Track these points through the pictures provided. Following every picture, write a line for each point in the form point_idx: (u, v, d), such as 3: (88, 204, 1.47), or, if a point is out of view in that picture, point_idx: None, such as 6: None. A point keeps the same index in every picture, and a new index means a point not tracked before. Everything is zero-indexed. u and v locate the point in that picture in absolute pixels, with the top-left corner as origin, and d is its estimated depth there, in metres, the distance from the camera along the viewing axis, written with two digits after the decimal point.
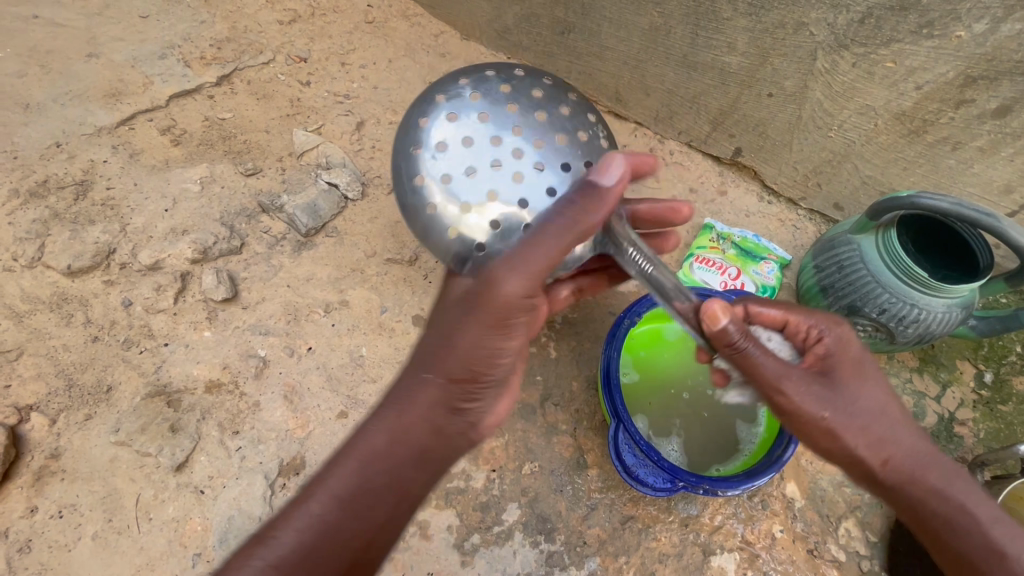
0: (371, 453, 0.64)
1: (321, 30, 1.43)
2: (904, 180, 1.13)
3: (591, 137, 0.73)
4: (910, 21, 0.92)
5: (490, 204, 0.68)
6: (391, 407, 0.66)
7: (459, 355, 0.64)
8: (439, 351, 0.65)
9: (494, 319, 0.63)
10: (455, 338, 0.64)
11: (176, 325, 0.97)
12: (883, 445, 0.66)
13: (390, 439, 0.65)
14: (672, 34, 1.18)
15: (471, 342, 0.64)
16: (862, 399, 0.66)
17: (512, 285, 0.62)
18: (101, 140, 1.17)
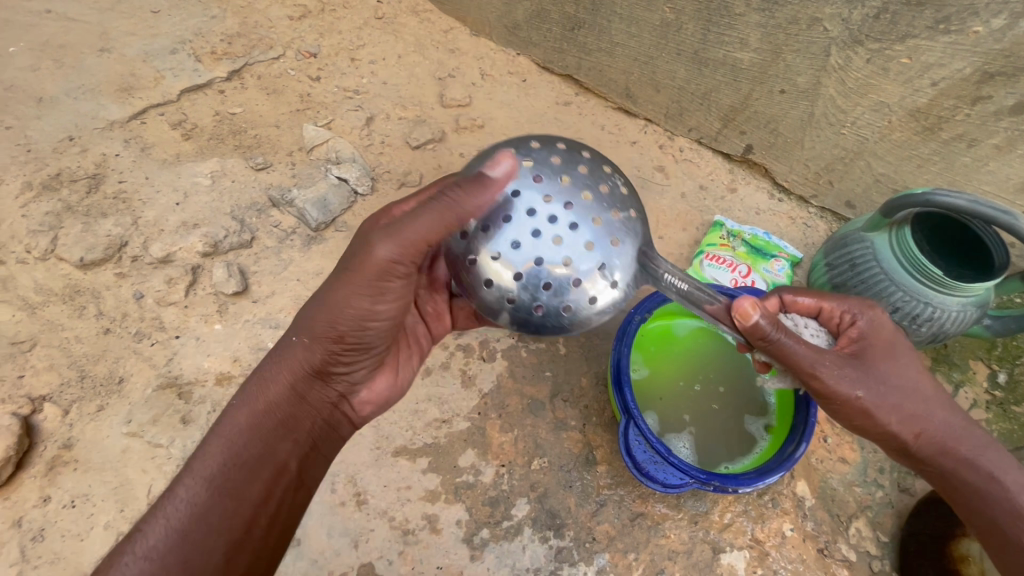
0: (241, 418, 0.65)
1: (331, 25, 1.44)
2: (918, 178, 1.12)
3: (615, 184, 0.60)
4: (926, 16, 0.92)
5: (542, 269, 0.56)
6: (263, 378, 0.66)
7: (323, 315, 0.62)
8: (309, 317, 0.64)
9: (358, 280, 0.59)
10: (328, 301, 0.61)
11: (187, 318, 0.97)
12: (916, 420, 0.68)
13: (263, 404, 0.66)
14: (684, 30, 1.17)
15: (335, 302, 0.61)
16: (894, 379, 0.67)
17: (379, 255, 0.57)
18: (113, 134, 1.18)
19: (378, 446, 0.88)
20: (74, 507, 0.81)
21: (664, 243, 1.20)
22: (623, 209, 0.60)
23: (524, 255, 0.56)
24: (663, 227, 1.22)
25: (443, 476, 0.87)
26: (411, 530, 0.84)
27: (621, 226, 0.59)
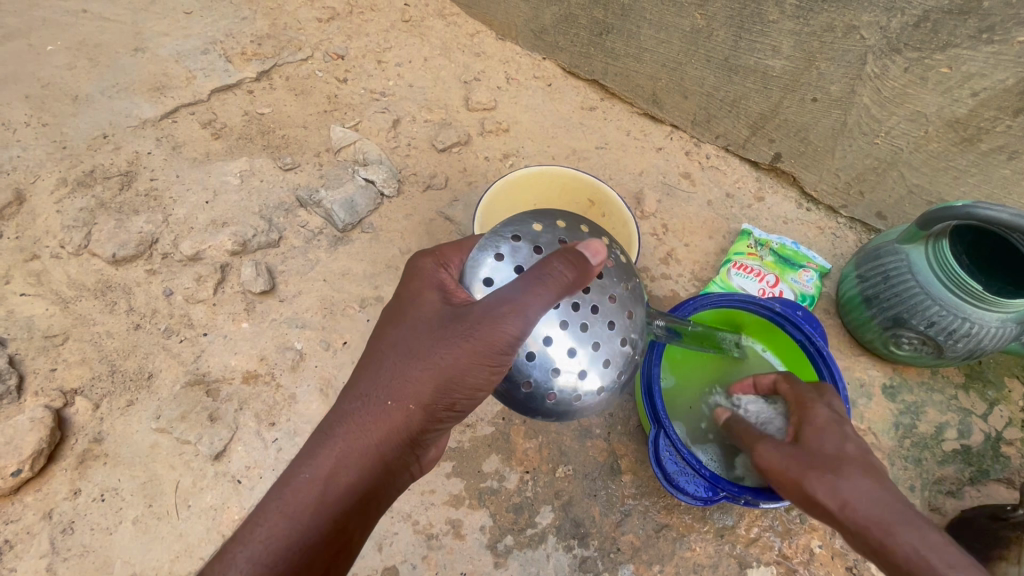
0: (311, 500, 0.51)
1: (359, 28, 1.45)
2: (954, 190, 1.09)
3: (618, 259, 0.65)
4: (969, 25, 0.90)
5: (578, 362, 0.59)
6: (344, 430, 0.54)
7: (437, 374, 0.54)
8: (408, 373, 0.54)
9: (488, 345, 0.52)
10: (445, 367, 0.53)
11: (215, 315, 0.98)
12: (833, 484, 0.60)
13: (343, 477, 0.53)
14: (714, 37, 1.16)
15: (456, 371, 0.53)
16: (825, 449, 0.64)
17: (513, 332, 0.52)
18: (146, 132, 1.20)
19: None
20: (103, 501, 0.82)
21: (690, 250, 1.18)
22: (628, 281, 0.64)
23: (563, 348, 0.59)
24: (689, 234, 1.20)
25: (466, 481, 0.86)
26: (435, 534, 0.83)
27: (631, 300, 0.63)
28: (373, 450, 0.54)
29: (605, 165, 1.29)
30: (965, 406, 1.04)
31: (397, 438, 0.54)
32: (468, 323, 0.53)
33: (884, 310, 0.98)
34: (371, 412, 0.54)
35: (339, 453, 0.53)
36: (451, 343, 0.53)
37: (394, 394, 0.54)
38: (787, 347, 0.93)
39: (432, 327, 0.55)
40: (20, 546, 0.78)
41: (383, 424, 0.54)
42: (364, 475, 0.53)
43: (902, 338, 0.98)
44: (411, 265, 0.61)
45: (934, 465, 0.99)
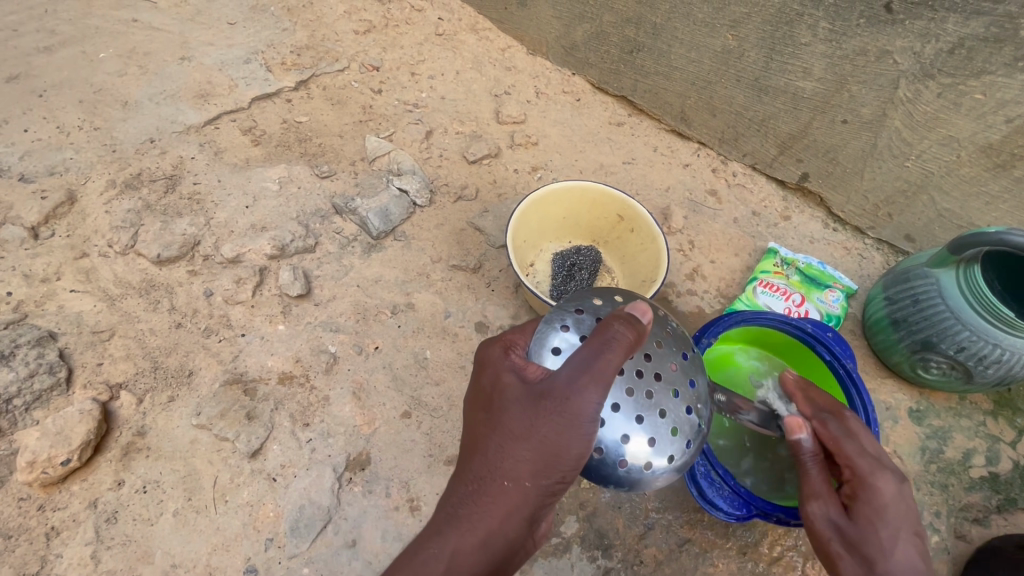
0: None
1: (393, 40, 1.50)
2: (985, 216, 1.10)
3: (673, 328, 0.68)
4: (1005, 53, 0.91)
5: (648, 429, 0.61)
6: (465, 518, 0.56)
7: (544, 453, 0.55)
8: (515, 457, 0.56)
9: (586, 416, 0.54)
10: (547, 442, 0.55)
11: (252, 317, 1.02)
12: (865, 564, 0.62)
13: (470, 560, 0.55)
14: (745, 57, 1.18)
15: (559, 446, 0.55)
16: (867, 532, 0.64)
17: (594, 402, 0.53)
18: (189, 138, 1.25)
19: (430, 453, 0.94)
20: (145, 493, 0.85)
21: (716, 267, 1.19)
22: (686, 350, 0.67)
23: (632, 416, 0.61)
24: (715, 251, 1.21)
25: None
26: None
27: (688, 364, 0.66)
28: (496, 531, 0.56)
29: (632, 179, 1.31)
30: (993, 433, 1.03)
31: (515, 514, 0.57)
32: (561, 401, 0.54)
33: (913, 333, 0.98)
34: (487, 494, 0.56)
35: (461, 537, 0.55)
36: (550, 418, 0.54)
37: (507, 474, 0.56)
38: (819, 369, 0.93)
39: (525, 409, 0.56)
40: (66, 533, 0.81)
41: (501, 502, 0.56)
42: (486, 554, 0.56)
43: (931, 362, 0.98)
44: (480, 355, 0.62)
45: (960, 491, 0.98)
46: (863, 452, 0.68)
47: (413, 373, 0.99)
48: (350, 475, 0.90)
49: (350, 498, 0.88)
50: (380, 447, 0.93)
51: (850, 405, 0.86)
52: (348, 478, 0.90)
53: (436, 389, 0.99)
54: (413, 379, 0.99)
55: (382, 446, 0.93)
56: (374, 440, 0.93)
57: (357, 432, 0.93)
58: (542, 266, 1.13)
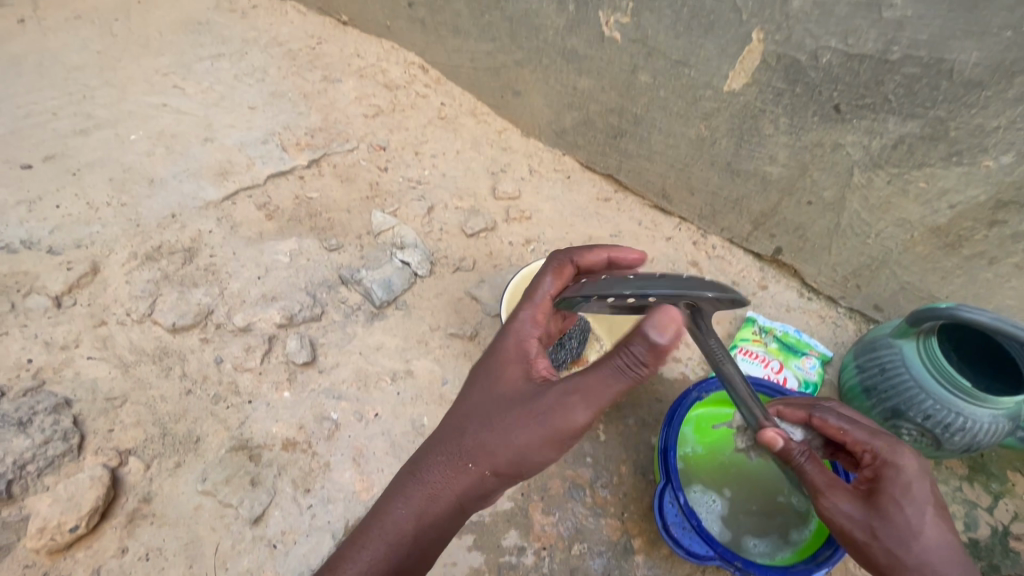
0: (407, 525, 0.70)
1: (399, 123, 1.65)
2: (943, 289, 1.19)
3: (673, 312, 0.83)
4: (940, 149, 1.03)
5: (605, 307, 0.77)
6: (434, 482, 0.71)
7: (508, 454, 0.68)
8: (487, 450, 0.69)
9: (552, 434, 0.66)
10: (516, 447, 0.68)
11: (260, 384, 1.07)
12: (897, 535, 0.70)
13: (432, 515, 0.71)
14: (717, 144, 1.30)
15: (525, 452, 0.68)
16: (896, 515, 0.70)
17: (577, 417, 0.65)
18: (208, 213, 1.35)
19: None
20: (147, 560, 0.87)
21: None
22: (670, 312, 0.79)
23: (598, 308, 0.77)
24: None
25: (486, 555, 0.90)
26: None
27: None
28: (457, 501, 0.71)
29: None
30: (970, 498, 1.07)
31: (473, 492, 0.71)
32: (537, 414, 0.67)
33: (883, 401, 1.04)
34: (461, 475, 0.70)
35: (428, 499, 0.71)
36: (527, 427, 0.67)
37: (474, 461, 0.70)
38: None
39: (509, 409, 0.69)
40: None
41: (466, 480, 0.70)
42: (443, 512, 0.71)
43: (902, 429, 1.03)
44: (500, 340, 0.77)
45: None
46: (876, 436, 0.77)
47: (410, 439, 1.04)
48: None
49: None
50: None
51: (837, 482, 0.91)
52: None
53: None
54: (411, 445, 1.03)
55: None
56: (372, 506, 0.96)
57: (355, 498, 0.96)
58: None
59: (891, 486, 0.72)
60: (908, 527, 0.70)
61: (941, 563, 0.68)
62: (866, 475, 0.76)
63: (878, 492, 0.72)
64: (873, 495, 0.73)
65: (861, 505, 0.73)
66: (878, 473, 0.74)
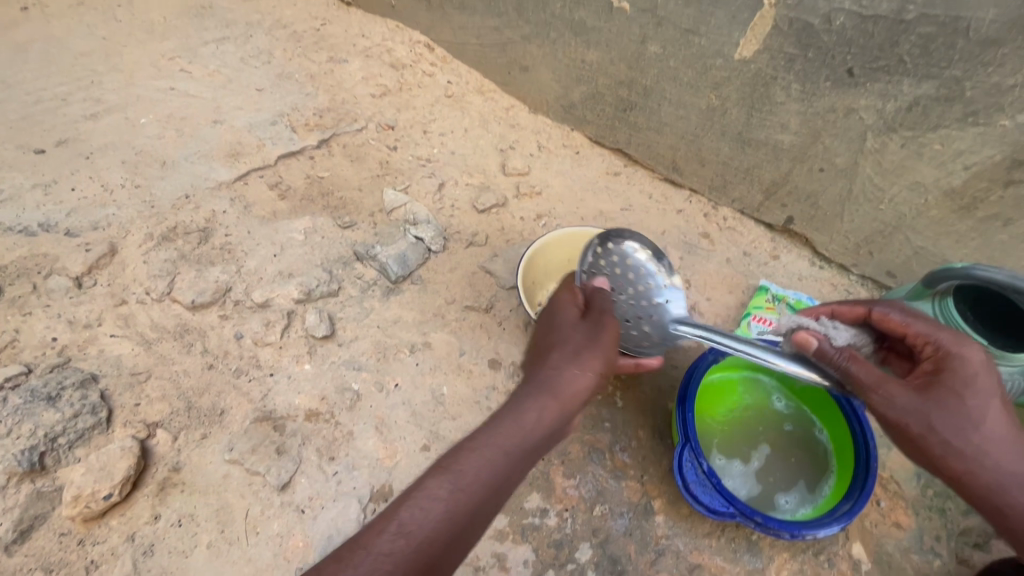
0: (524, 433, 0.71)
1: (407, 102, 1.64)
2: (956, 253, 1.19)
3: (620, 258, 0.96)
4: (956, 110, 1.03)
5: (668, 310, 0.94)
6: (541, 393, 0.74)
7: (600, 356, 0.78)
8: (580, 355, 0.78)
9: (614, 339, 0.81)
10: (603, 350, 0.78)
11: (280, 357, 1.08)
12: (953, 427, 0.69)
13: (545, 419, 0.73)
14: (728, 114, 1.30)
15: (608, 354, 0.78)
16: (954, 405, 0.69)
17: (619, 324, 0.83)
18: (221, 193, 1.36)
19: None
20: (180, 526, 0.89)
21: (712, 304, 1.28)
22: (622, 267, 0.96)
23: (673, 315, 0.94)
24: (711, 289, 1.30)
25: (509, 517, 0.92)
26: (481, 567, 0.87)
27: (617, 263, 0.96)
28: (563, 409, 0.74)
29: (630, 225, 1.41)
30: None
31: (577, 399, 0.75)
32: (601, 325, 0.81)
33: None
34: (562, 377, 0.75)
35: (539, 409, 0.73)
36: (603, 335, 0.80)
37: (574, 368, 0.76)
38: (827, 407, 0.99)
39: (582, 327, 0.82)
40: (104, 566, 0.85)
41: (571, 387, 0.75)
42: (552, 421, 0.73)
43: None
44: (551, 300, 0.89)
45: (958, 515, 1.01)
46: (942, 329, 0.77)
47: (431, 409, 1.05)
48: (374, 506, 0.94)
49: None
50: (402, 479, 0.97)
51: (856, 445, 0.92)
52: (372, 509, 0.94)
53: (453, 424, 1.03)
54: (431, 414, 1.04)
55: (405, 478, 0.97)
56: (396, 473, 0.98)
57: (379, 465, 0.98)
58: None
59: (954, 379, 0.71)
60: (969, 417, 0.69)
61: (1000, 452, 0.68)
62: (926, 368, 0.75)
63: (937, 384, 0.72)
64: (932, 388, 0.72)
65: (917, 396, 0.71)
66: (941, 364, 0.74)
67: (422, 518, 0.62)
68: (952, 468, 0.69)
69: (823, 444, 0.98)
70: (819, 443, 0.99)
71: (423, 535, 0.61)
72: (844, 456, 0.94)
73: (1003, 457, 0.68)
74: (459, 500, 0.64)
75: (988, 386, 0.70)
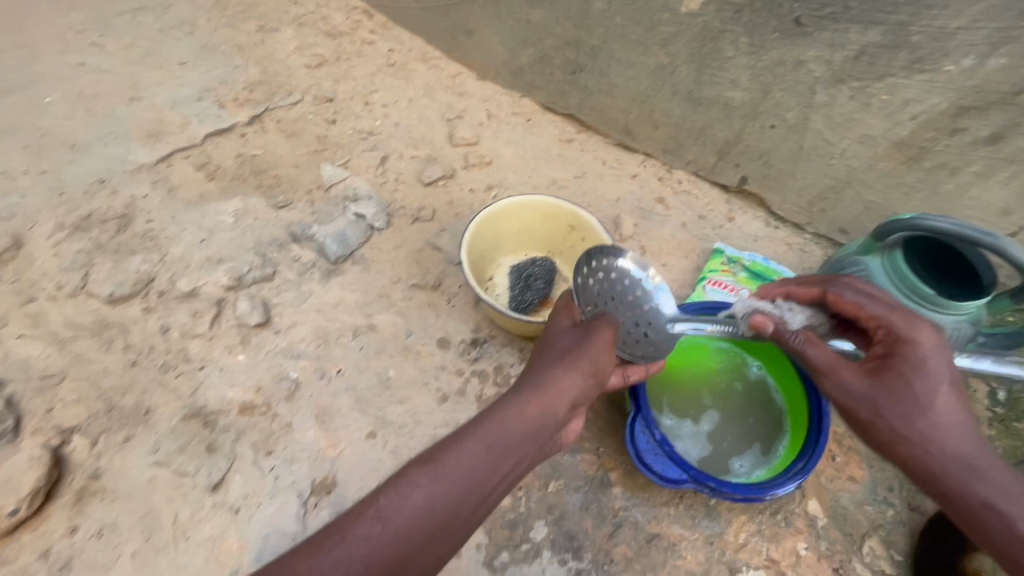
0: (504, 435, 0.65)
1: (346, 72, 1.54)
2: (906, 205, 1.18)
3: (606, 273, 0.79)
4: (902, 57, 1.00)
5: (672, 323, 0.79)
6: (525, 393, 0.69)
7: (590, 355, 0.72)
8: (568, 355, 0.72)
9: (609, 339, 0.74)
10: (593, 350, 0.72)
11: (211, 349, 1.01)
12: (900, 413, 0.66)
13: (528, 419, 0.67)
14: (678, 72, 1.25)
15: (598, 354, 0.72)
16: (903, 389, 0.67)
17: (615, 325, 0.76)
18: (141, 177, 1.24)
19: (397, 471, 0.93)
20: (101, 537, 0.82)
21: (668, 270, 1.25)
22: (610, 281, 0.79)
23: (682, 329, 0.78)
24: (666, 254, 1.28)
25: None
26: None
27: (607, 281, 0.79)
28: (546, 411, 0.68)
29: (584, 193, 1.37)
30: None
31: (563, 401, 0.69)
32: (592, 326, 0.75)
33: None
34: (547, 377, 0.70)
35: (521, 409, 0.67)
36: (594, 334, 0.73)
37: (560, 368, 0.70)
38: (782, 367, 0.97)
39: (573, 330, 0.76)
40: None
41: (557, 387, 0.69)
42: (535, 424, 0.67)
43: None
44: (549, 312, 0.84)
45: None
46: (896, 311, 0.73)
47: (376, 393, 0.99)
48: (316, 500, 0.89)
49: (318, 523, 0.87)
50: (347, 469, 0.92)
51: (809, 403, 0.91)
52: (315, 503, 0.89)
53: (401, 408, 0.98)
54: (377, 399, 0.98)
55: (349, 467, 0.92)
56: (340, 463, 0.92)
57: (321, 456, 0.92)
58: (500, 279, 1.14)
59: (903, 363, 0.68)
60: (916, 402, 0.66)
61: (951, 437, 0.65)
62: (877, 351, 0.72)
63: (885, 368, 0.69)
64: (880, 372, 0.69)
65: (866, 382, 0.69)
66: (892, 348, 0.71)
67: (401, 506, 0.59)
68: (898, 455, 0.67)
69: (777, 403, 0.97)
70: (774, 402, 0.97)
71: (400, 522, 0.57)
72: (798, 414, 0.93)
73: (956, 443, 0.65)
74: (439, 494, 0.60)
75: (939, 369, 0.67)
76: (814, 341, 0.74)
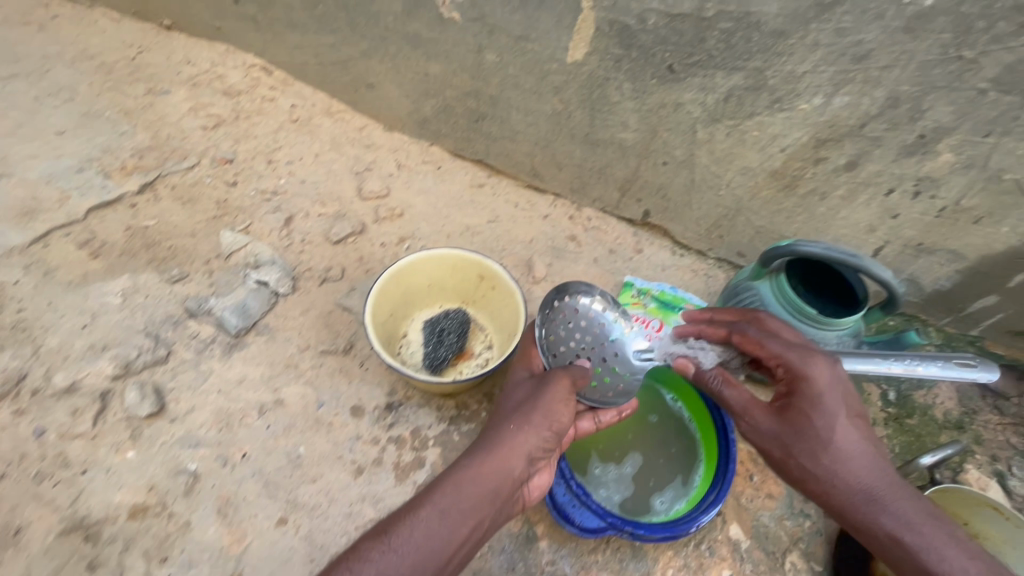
0: (460, 497, 0.66)
1: (246, 131, 1.50)
2: (789, 227, 1.27)
3: (572, 312, 0.89)
4: (764, 98, 1.09)
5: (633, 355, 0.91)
6: (481, 451, 0.70)
7: (545, 407, 0.73)
8: (524, 410, 0.73)
9: (570, 389, 0.76)
10: (549, 402, 0.74)
11: (96, 449, 0.92)
12: (805, 451, 0.72)
13: (485, 477, 0.68)
14: (573, 117, 1.31)
15: (555, 406, 0.74)
16: (806, 428, 0.72)
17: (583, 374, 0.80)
18: (12, 262, 1.14)
19: (311, 558, 0.87)
20: None
21: None
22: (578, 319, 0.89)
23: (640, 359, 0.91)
24: None
25: None
26: None
27: (575, 320, 0.89)
28: (502, 467, 0.69)
29: (497, 237, 1.39)
30: None
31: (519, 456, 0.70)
32: (549, 376, 0.78)
33: None
34: (502, 433, 0.71)
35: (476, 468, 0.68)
36: (550, 385, 0.75)
37: (514, 423, 0.72)
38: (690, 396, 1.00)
39: (530, 386, 0.78)
40: None
41: (513, 442, 0.70)
42: (491, 482, 0.68)
43: None
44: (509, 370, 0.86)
45: None
46: (792, 347, 0.76)
47: (286, 474, 0.93)
48: None
49: None
50: (254, 564, 0.86)
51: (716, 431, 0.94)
52: None
53: (313, 488, 0.93)
54: (287, 480, 0.93)
55: (257, 562, 0.86)
56: (246, 558, 0.86)
57: (225, 554, 0.86)
58: (415, 335, 1.12)
59: (802, 402, 0.73)
60: (818, 439, 0.71)
61: (852, 469, 0.70)
62: (781, 389, 0.76)
63: (790, 407, 0.74)
64: (785, 411, 0.74)
65: (774, 421, 0.74)
66: (792, 386, 0.75)
67: None
68: (809, 490, 0.72)
69: (690, 432, 0.99)
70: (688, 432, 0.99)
71: None
72: (709, 442, 0.96)
73: (858, 474, 0.70)
74: (391, 564, 0.59)
75: (834, 403, 0.72)
76: (728, 383, 0.80)
